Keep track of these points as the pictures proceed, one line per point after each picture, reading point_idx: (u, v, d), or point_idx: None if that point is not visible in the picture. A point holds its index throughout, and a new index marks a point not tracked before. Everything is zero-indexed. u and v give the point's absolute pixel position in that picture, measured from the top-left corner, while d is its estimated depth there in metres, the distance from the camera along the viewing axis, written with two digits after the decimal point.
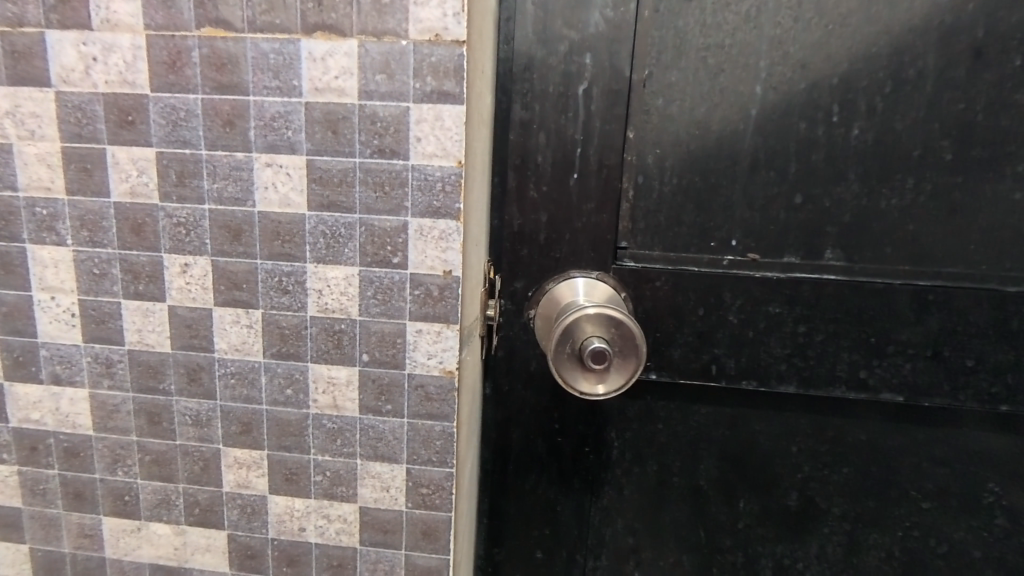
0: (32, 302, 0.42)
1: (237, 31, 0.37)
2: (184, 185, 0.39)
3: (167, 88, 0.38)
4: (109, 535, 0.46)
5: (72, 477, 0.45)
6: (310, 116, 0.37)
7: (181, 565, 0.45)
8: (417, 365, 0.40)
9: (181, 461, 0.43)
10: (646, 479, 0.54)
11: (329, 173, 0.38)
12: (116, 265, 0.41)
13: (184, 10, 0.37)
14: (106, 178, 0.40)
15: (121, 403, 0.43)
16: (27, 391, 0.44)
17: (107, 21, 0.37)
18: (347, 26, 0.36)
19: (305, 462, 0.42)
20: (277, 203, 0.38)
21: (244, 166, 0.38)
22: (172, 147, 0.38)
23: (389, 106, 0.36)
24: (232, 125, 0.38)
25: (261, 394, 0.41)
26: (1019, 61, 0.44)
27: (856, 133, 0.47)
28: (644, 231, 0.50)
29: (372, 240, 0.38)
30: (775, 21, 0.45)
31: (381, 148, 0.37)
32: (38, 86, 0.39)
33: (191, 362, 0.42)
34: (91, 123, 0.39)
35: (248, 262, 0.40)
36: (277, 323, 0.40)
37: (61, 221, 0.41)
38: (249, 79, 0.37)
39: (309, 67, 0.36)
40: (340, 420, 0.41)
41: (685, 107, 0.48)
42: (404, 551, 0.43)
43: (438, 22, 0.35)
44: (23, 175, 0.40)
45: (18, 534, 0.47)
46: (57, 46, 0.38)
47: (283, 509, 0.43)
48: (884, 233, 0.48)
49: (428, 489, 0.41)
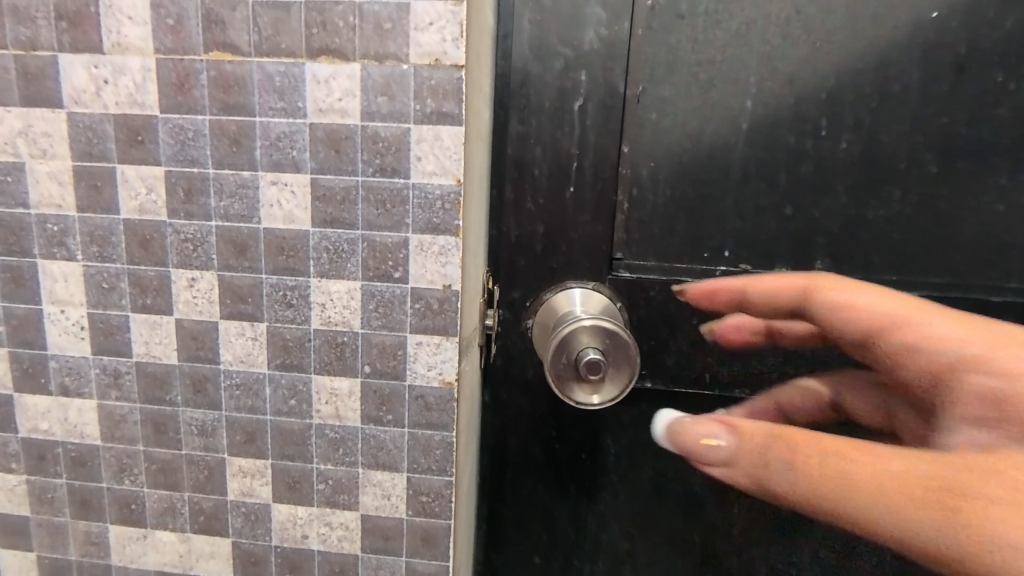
0: (42, 315, 0.43)
1: (243, 54, 0.38)
2: (192, 202, 0.40)
3: (175, 109, 0.39)
4: (115, 542, 0.47)
5: (80, 485, 0.46)
6: (314, 136, 0.38)
7: (186, 571, 0.46)
8: (417, 376, 0.41)
9: (187, 470, 0.44)
10: (642, 484, 0.55)
11: (332, 191, 0.39)
12: (124, 279, 0.42)
13: (193, 34, 0.38)
14: (115, 195, 0.41)
15: (127, 413, 0.44)
16: (36, 401, 0.45)
17: (118, 45, 0.39)
18: (350, 50, 0.37)
19: (308, 470, 0.43)
20: (281, 219, 0.40)
21: (250, 184, 0.40)
22: (179, 165, 0.40)
23: (390, 126, 0.38)
24: (238, 144, 0.39)
25: (265, 404, 0.42)
26: (1000, 77, 0.46)
27: (844, 147, 0.48)
28: (639, 242, 0.51)
29: (374, 255, 0.39)
30: (765, 39, 0.47)
31: (382, 166, 0.38)
32: (50, 106, 0.40)
33: (197, 373, 0.43)
34: (101, 142, 0.40)
35: (253, 276, 0.41)
36: (281, 335, 0.41)
37: (71, 237, 0.42)
38: (255, 100, 0.38)
39: (313, 89, 0.38)
40: (342, 429, 0.42)
41: (677, 121, 0.49)
42: (404, 557, 0.44)
43: (437, 46, 0.37)
44: (34, 192, 0.41)
45: (26, 542, 0.48)
46: (70, 69, 0.39)
47: (286, 516, 0.44)
48: (872, 244, 0.49)
49: (428, 496, 0.42)
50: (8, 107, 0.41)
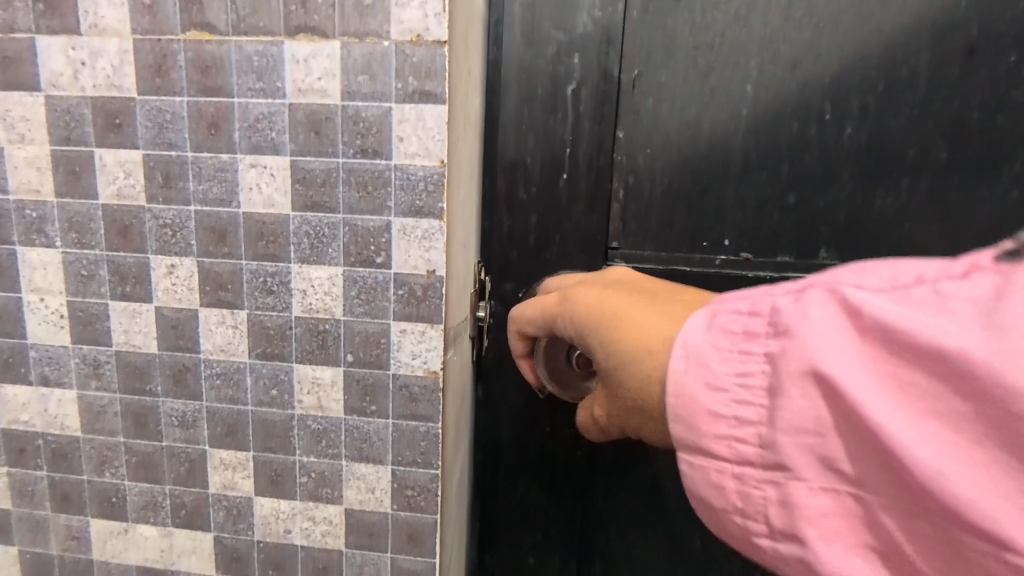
0: (21, 304, 0.42)
1: (221, 35, 0.37)
2: (170, 188, 0.39)
3: (154, 92, 0.38)
4: (96, 537, 0.46)
5: (61, 478, 0.45)
6: (294, 117, 0.37)
7: (168, 568, 0.45)
8: (401, 366, 0.39)
9: (168, 463, 0.43)
10: (640, 484, 0.53)
11: (313, 174, 0.38)
12: (103, 267, 0.41)
13: (170, 15, 0.37)
14: (94, 180, 0.40)
15: (108, 405, 0.43)
16: (16, 392, 0.44)
17: (95, 27, 0.38)
18: (330, 28, 0.36)
19: (290, 463, 0.42)
20: (261, 204, 0.39)
21: (229, 168, 0.39)
22: (158, 149, 0.39)
23: (372, 107, 0.37)
24: (217, 128, 0.38)
25: (246, 395, 0.41)
26: (1013, 59, 0.44)
27: (849, 132, 0.46)
28: (636, 233, 0.50)
29: (356, 240, 0.38)
30: (766, 19, 0.45)
31: (364, 148, 0.37)
32: (28, 90, 0.39)
33: (177, 363, 0.42)
34: (79, 127, 0.39)
35: (233, 263, 0.40)
36: (262, 324, 0.40)
37: (50, 223, 0.41)
38: (234, 81, 0.37)
39: (292, 69, 0.37)
40: (325, 421, 0.41)
41: (674, 107, 0.47)
42: (390, 554, 0.42)
43: (419, 23, 0.35)
44: (13, 178, 0.41)
45: (8, 536, 0.47)
46: (47, 52, 0.39)
47: (269, 511, 0.43)
48: (878, 234, 0.47)
49: (414, 491, 0.41)
50: None
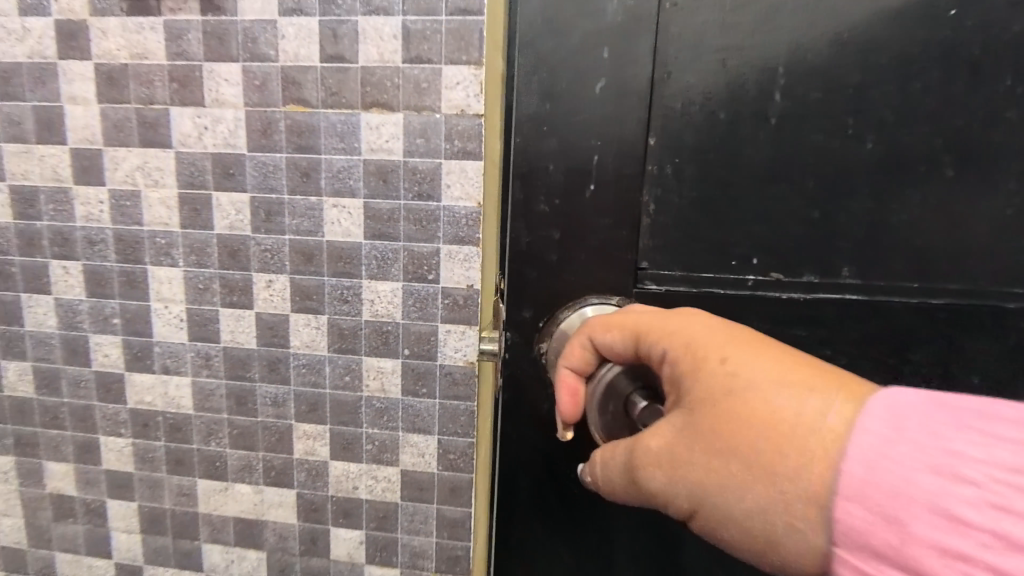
0: (150, 310, 0.55)
1: (313, 107, 0.49)
2: (270, 221, 0.51)
3: (260, 149, 0.50)
4: (202, 494, 0.58)
5: (175, 447, 0.57)
6: (367, 169, 0.49)
7: (259, 518, 0.57)
8: (446, 357, 0.51)
9: (262, 434, 0.55)
10: (664, 531, 0.52)
11: (380, 212, 0.50)
12: (216, 281, 0.53)
13: (274, 92, 0.49)
14: (211, 216, 0.52)
15: (215, 388, 0.55)
16: (142, 379, 0.56)
17: (216, 100, 0.50)
18: (395, 103, 0.48)
19: (359, 434, 0.54)
20: (340, 233, 0.51)
21: (316, 207, 0.51)
22: (262, 193, 0.51)
23: (426, 161, 0.49)
24: (307, 176, 0.50)
25: (325, 380, 0.53)
26: (1008, 81, 0.46)
27: (870, 144, 0.47)
28: (665, 250, 0.50)
29: (412, 261, 0.50)
30: (796, 19, 0.45)
31: (420, 192, 0.49)
32: (162, 147, 0.52)
33: (272, 355, 0.54)
34: (201, 175, 0.52)
35: (317, 279, 0.52)
36: (338, 325, 0.52)
37: (175, 248, 0.53)
38: (322, 141, 0.49)
39: (367, 134, 0.49)
40: (386, 401, 0.53)
41: (703, 110, 0.47)
42: (436, 505, 0.54)
43: (463, 100, 0.47)
44: (147, 214, 0.53)
45: (130, 494, 0.59)
46: (179, 119, 0.51)
47: (341, 472, 0.55)
48: (896, 249, 0.49)
49: (455, 455, 0.53)
50: (129, 147, 0.52)
